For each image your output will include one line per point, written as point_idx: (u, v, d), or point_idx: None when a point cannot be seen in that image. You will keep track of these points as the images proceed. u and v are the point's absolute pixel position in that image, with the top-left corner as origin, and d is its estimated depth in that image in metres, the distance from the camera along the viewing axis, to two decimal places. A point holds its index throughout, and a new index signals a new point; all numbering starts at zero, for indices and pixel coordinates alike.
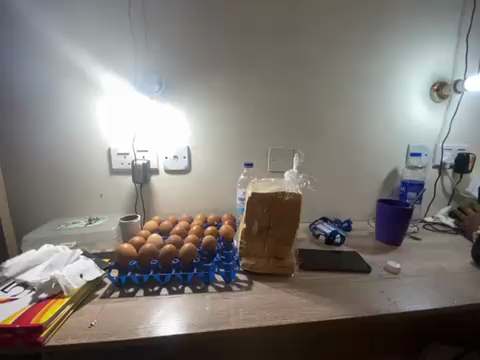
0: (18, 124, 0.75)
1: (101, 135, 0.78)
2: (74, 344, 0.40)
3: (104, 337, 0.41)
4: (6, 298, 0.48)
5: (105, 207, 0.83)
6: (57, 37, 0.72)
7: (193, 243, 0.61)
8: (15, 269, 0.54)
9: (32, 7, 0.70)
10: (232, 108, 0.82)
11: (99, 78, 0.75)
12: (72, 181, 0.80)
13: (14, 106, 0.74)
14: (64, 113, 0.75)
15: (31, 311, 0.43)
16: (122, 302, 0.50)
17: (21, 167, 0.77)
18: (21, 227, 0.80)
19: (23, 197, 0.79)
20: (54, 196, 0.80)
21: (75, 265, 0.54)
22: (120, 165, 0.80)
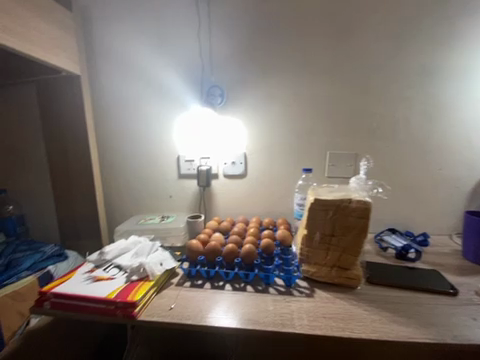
0: (111, 137, 0.93)
1: (172, 145, 0.90)
2: (158, 322, 0.48)
3: (181, 320, 0.48)
4: (107, 276, 0.59)
5: (174, 207, 0.95)
6: (141, 65, 0.87)
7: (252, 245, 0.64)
8: (112, 254, 0.66)
9: (124, 42, 0.87)
10: (288, 114, 0.84)
11: (172, 95, 0.87)
12: (148, 183, 0.94)
13: (110, 123, 0.92)
14: (145, 126, 0.90)
15: (126, 290, 0.53)
16: (194, 292, 0.56)
17: (112, 172, 0.95)
18: (112, 220, 0.99)
19: (113, 196, 0.97)
20: (135, 196, 0.96)
21: (156, 255, 0.63)
22: (187, 170, 0.91)
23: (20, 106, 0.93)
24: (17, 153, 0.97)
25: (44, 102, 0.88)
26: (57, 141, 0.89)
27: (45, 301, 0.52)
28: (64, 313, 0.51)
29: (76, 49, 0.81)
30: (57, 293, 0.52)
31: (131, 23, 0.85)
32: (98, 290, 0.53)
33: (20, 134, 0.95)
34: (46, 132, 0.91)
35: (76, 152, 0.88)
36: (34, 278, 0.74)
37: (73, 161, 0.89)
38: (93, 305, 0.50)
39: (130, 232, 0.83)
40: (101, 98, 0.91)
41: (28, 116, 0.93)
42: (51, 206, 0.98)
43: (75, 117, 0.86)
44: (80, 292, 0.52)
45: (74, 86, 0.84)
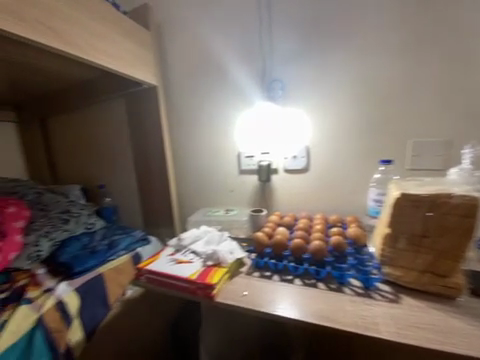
0: (181, 138, 1.04)
1: (233, 141, 0.94)
2: (234, 305, 0.52)
3: (256, 307, 0.50)
4: (186, 259, 0.67)
5: (236, 201, 0.99)
6: (205, 68, 0.94)
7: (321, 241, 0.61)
8: (188, 241, 0.74)
9: (190, 49, 0.95)
10: (357, 102, 0.77)
11: (233, 94, 0.91)
12: (212, 178, 1.02)
13: (179, 125, 1.03)
14: (209, 126, 0.97)
15: (204, 273, 0.59)
16: (264, 282, 0.58)
17: (182, 168, 1.07)
18: (182, 212, 1.12)
19: (183, 190, 1.09)
20: (201, 190, 1.05)
21: (226, 244, 0.68)
22: (247, 165, 0.93)
23: (112, 116, 1.13)
24: (111, 155, 1.19)
25: (130, 112, 1.05)
26: (139, 144, 1.06)
27: (141, 276, 0.64)
28: (156, 287, 0.60)
29: (153, 62, 0.93)
30: (149, 270, 0.62)
31: (196, 31, 0.93)
32: (180, 271, 0.61)
33: (113, 139, 1.16)
34: (131, 136, 1.09)
35: (154, 152, 1.03)
36: (128, 257, 0.88)
37: (152, 160, 1.05)
38: (178, 284, 0.58)
39: (201, 222, 0.92)
40: (172, 103, 1.03)
41: (118, 124, 1.12)
42: (135, 198, 1.18)
43: (153, 122, 1.00)
44: (167, 271, 0.61)
45: (152, 95, 0.98)
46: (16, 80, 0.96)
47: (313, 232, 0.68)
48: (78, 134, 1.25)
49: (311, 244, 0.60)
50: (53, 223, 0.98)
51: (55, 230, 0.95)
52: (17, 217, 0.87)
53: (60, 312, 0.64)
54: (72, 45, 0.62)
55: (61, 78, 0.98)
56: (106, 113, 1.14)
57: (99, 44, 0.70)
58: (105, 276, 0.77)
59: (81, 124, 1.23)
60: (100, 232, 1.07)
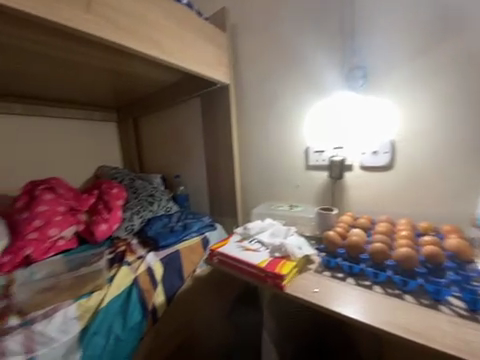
0: (248, 133, 1.08)
1: (302, 135, 0.92)
2: (305, 300, 0.51)
3: (328, 305, 0.48)
4: (253, 248, 0.70)
5: (300, 197, 0.97)
6: (277, 62, 0.94)
7: (409, 248, 0.54)
8: (254, 230, 0.77)
9: (264, 45, 0.97)
10: (467, 87, 0.64)
11: (305, 87, 0.89)
12: (277, 173, 1.02)
13: (248, 120, 1.07)
14: (278, 120, 0.98)
15: (272, 263, 0.60)
16: (336, 283, 0.55)
17: (248, 162, 1.11)
18: (244, 204, 1.17)
19: (247, 183, 1.13)
20: (265, 184, 1.07)
21: (293, 239, 0.67)
22: (316, 161, 0.90)
23: (189, 114, 1.27)
24: (186, 149, 1.34)
25: (204, 109, 1.16)
26: (211, 138, 1.16)
27: (214, 257, 0.70)
28: (226, 269, 0.65)
29: (227, 62, 1.00)
30: (221, 252, 0.68)
31: (270, 28, 0.94)
32: (249, 257, 0.64)
33: (188, 135, 1.31)
34: (203, 132, 1.20)
35: (224, 146, 1.11)
36: (198, 239, 0.99)
37: (221, 153, 1.13)
38: (249, 270, 0.61)
39: (266, 215, 0.93)
40: (242, 100, 1.08)
41: (193, 120, 1.25)
42: (204, 188, 1.29)
43: (224, 118, 1.08)
44: (237, 256, 0.65)
45: (225, 93, 1.05)
46: (122, 87, 1.19)
47: (396, 238, 0.60)
48: (161, 130, 1.46)
49: (396, 250, 0.53)
50: (142, 205, 1.20)
51: (143, 211, 1.18)
52: (118, 196, 1.16)
53: (149, 276, 0.77)
54: (166, 52, 0.73)
55: (152, 83, 1.17)
56: (184, 112, 1.29)
57: (186, 50, 0.80)
58: (181, 253, 0.89)
59: (164, 122, 1.43)
60: (176, 215, 1.23)
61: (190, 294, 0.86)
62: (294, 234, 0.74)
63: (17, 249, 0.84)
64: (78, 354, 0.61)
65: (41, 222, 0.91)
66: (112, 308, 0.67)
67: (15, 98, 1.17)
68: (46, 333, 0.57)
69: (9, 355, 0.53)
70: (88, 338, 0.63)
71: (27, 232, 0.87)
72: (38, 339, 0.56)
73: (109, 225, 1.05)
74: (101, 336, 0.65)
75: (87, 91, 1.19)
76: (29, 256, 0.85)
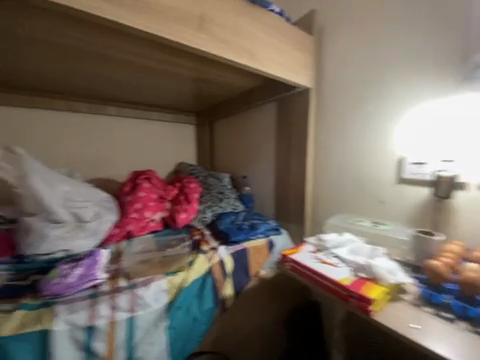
0: (326, 139, 1.03)
1: (396, 144, 0.81)
2: (399, 333, 0.45)
3: (433, 348, 0.41)
4: (331, 262, 0.66)
5: (386, 214, 0.85)
6: (371, 64, 0.87)
7: None
8: (330, 243, 0.72)
9: (356, 46, 0.91)
10: None
11: (405, 90, 0.79)
12: (357, 184, 0.93)
13: (327, 125, 1.03)
14: (364, 126, 0.90)
15: (356, 283, 0.55)
16: (442, 323, 0.47)
17: (322, 170, 1.06)
18: (314, 212, 1.12)
19: (319, 191, 1.08)
20: (341, 195, 0.99)
21: (382, 261, 0.60)
22: (413, 174, 0.77)
23: (263, 117, 1.30)
24: (256, 151, 1.38)
25: (280, 114, 1.17)
26: (284, 142, 1.16)
27: (286, 262, 0.71)
28: (300, 277, 0.65)
29: (311, 65, 0.98)
30: (295, 259, 0.68)
31: (364, 29, 0.88)
32: (328, 271, 0.61)
33: (259, 138, 1.34)
34: (276, 136, 1.21)
35: (298, 150, 1.09)
36: (265, 240, 1.00)
37: (293, 157, 1.11)
38: (327, 283, 0.58)
39: (344, 228, 0.87)
40: (322, 105, 1.04)
41: (267, 124, 1.28)
42: (270, 191, 1.30)
43: (302, 122, 1.06)
44: (312, 266, 0.63)
45: (304, 98, 1.03)
46: (206, 93, 1.34)
47: None
48: (234, 133, 1.55)
49: None
50: (213, 201, 1.31)
51: (214, 206, 1.29)
52: (195, 190, 1.28)
53: (221, 267, 0.84)
54: (257, 60, 0.77)
55: (233, 89, 1.25)
56: (258, 115, 1.33)
57: (274, 56, 0.82)
58: (248, 250, 0.93)
59: (237, 125, 1.52)
60: (242, 214, 1.28)
61: (254, 291, 0.90)
62: (382, 255, 0.65)
63: (123, 224, 1.06)
64: (165, 323, 0.69)
65: (141, 205, 1.13)
66: (191, 288, 0.76)
67: (127, 105, 1.50)
68: (144, 298, 0.67)
69: (119, 310, 0.64)
70: (173, 310, 0.71)
71: (131, 211, 1.10)
72: (139, 302, 0.66)
73: (187, 215, 1.19)
74: (182, 311, 0.73)
75: (179, 97, 1.39)
76: (130, 231, 1.08)
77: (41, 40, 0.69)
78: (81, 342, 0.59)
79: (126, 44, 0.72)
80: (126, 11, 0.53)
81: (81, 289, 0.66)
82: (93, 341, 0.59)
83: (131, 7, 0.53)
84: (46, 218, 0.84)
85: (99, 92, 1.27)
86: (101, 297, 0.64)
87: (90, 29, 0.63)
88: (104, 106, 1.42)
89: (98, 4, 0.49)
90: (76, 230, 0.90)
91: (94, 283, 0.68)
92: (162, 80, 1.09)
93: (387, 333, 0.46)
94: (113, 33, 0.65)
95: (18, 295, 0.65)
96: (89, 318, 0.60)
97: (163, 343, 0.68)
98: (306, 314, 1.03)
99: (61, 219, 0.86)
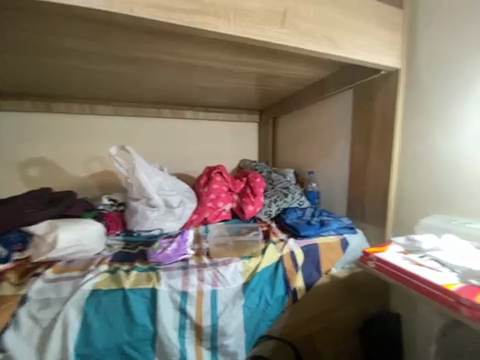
0: (418, 129, 0.91)
1: None
2: None
3: None
4: (427, 265, 0.61)
5: None
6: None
7: None
8: (426, 245, 0.65)
9: (459, 19, 0.78)
10: None
11: None
12: (462, 182, 0.79)
13: (417, 115, 0.91)
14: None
15: (469, 290, 0.51)
16: None
17: (413, 165, 0.93)
18: (398, 209, 0.98)
19: (405, 191, 0.96)
20: (436, 193, 0.86)
21: None
22: None
23: (334, 109, 1.24)
24: (324, 145, 1.32)
25: (356, 102, 1.09)
26: (359, 133, 1.07)
27: (369, 260, 0.69)
28: (388, 278, 0.63)
29: (401, 43, 0.87)
30: (380, 258, 0.66)
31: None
32: (427, 275, 0.57)
33: (329, 131, 1.27)
34: (351, 126, 1.12)
35: (380, 138, 0.98)
36: (337, 239, 0.95)
37: (372, 148, 1.01)
38: (428, 289, 0.55)
39: (444, 230, 0.76)
40: (415, 88, 0.91)
41: (340, 115, 1.20)
42: (341, 187, 1.22)
43: (386, 107, 0.96)
44: (404, 267, 0.61)
45: (391, 81, 0.93)
46: (273, 89, 1.37)
47: None
48: (299, 128, 1.54)
49: None
50: (278, 195, 1.29)
51: (279, 200, 1.27)
52: (260, 184, 1.31)
53: (292, 259, 0.85)
54: (340, 47, 0.75)
55: (303, 81, 1.23)
56: (329, 107, 1.27)
57: (357, 40, 0.78)
58: (320, 246, 0.91)
59: (304, 119, 1.48)
60: (309, 210, 1.24)
61: (327, 287, 0.89)
62: None
63: (201, 211, 1.20)
64: (242, 301, 0.75)
65: (214, 196, 1.25)
66: (264, 275, 0.80)
67: (201, 108, 1.72)
68: (224, 276, 0.76)
69: (205, 282, 0.74)
70: (248, 291, 0.76)
71: (207, 201, 1.23)
72: (220, 278, 0.75)
73: (254, 208, 1.24)
74: (256, 294, 0.77)
75: (248, 95, 1.47)
76: (206, 218, 1.22)
77: (153, 57, 0.90)
78: (178, 304, 0.70)
79: (213, 50, 0.83)
80: (221, 21, 0.61)
81: (175, 260, 0.81)
82: (187, 305, 0.70)
83: (225, 15, 0.61)
84: (146, 203, 1.05)
85: (182, 98, 1.50)
86: (190, 269, 0.77)
87: (189, 41, 0.76)
88: (183, 110, 1.67)
89: (203, 19, 0.59)
90: (166, 214, 1.08)
91: (184, 256, 0.82)
92: (236, 80, 1.19)
93: None
94: (204, 43, 0.77)
95: (133, 259, 0.85)
96: (183, 284, 0.71)
97: (240, 320, 0.74)
98: (385, 324, 0.91)
99: (156, 204, 1.06)
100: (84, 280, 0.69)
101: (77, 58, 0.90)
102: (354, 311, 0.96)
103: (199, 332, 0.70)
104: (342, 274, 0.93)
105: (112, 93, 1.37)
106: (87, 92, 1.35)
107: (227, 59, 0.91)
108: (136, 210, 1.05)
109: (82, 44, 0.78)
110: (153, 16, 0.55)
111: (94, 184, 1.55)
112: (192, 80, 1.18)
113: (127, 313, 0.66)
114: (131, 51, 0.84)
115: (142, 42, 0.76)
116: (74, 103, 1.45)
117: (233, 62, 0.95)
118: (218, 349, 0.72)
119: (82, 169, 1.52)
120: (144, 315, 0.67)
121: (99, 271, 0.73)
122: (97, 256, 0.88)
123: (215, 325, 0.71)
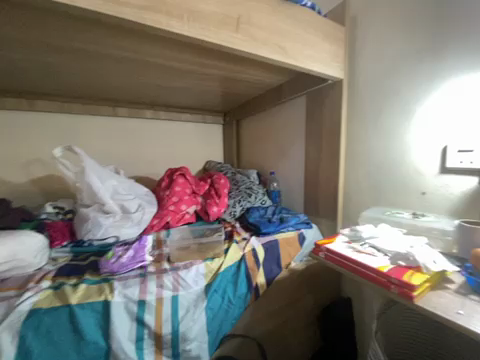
0: (359, 131, 1.03)
1: (430, 135, 0.80)
2: (437, 315, 0.49)
3: (465, 324, 0.45)
4: (368, 251, 0.69)
5: (427, 205, 0.83)
6: (403, 53, 0.86)
7: None
8: (365, 233, 0.75)
9: (387, 37, 0.90)
10: None
11: (455, 69, 0.73)
12: (394, 177, 0.92)
13: (358, 119, 1.03)
14: (407, 115, 0.86)
15: (398, 270, 0.59)
16: (465, 299, 0.52)
17: (356, 164, 1.05)
18: (346, 203, 1.10)
19: (352, 187, 1.07)
20: (375, 188, 0.98)
21: (421, 248, 0.63)
22: (457, 163, 0.73)
23: (291, 112, 1.32)
24: (284, 147, 1.39)
25: (309, 107, 1.18)
26: (312, 135, 1.16)
27: (320, 251, 0.76)
28: (335, 266, 0.70)
29: (343, 55, 0.98)
30: (329, 249, 0.73)
31: (406, 16, 0.84)
32: (367, 260, 0.65)
33: (287, 134, 1.35)
34: (306, 129, 1.21)
35: (329, 140, 1.08)
36: (295, 234, 1.02)
37: (324, 149, 1.11)
38: (365, 271, 0.62)
39: (380, 220, 0.88)
40: (356, 95, 1.03)
41: (296, 119, 1.28)
42: (299, 186, 1.30)
43: (333, 112, 1.06)
44: (348, 255, 0.68)
45: (336, 89, 1.03)
46: (235, 92, 1.40)
47: None
48: (261, 130, 1.59)
49: None
50: (242, 196, 1.32)
51: (243, 200, 1.30)
52: (225, 185, 1.32)
53: (253, 256, 0.88)
54: (291, 56, 0.81)
55: (262, 86, 1.29)
56: (286, 111, 1.35)
57: (306, 51, 0.85)
58: (279, 242, 0.97)
59: (265, 122, 1.54)
60: (271, 208, 1.30)
61: (287, 280, 0.94)
62: (425, 244, 0.68)
63: (162, 215, 1.14)
64: (205, 304, 0.75)
65: (176, 199, 1.20)
66: (226, 274, 0.81)
67: (162, 108, 1.65)
68: (186, 280, 0.74)
69: (165, 288, 0.71)
70: (211, 293, 0.76)
71: (169, 204, 1.18)
72: (181, 282, 0.73)
73: (218, 209, 1.23)
74: (219, 295, 0.78)
75: (210, 97, 1.47)
76: (168, 222, 1.16)
77: (103, 52, 0.83)
78: (134, 314, 0.66)
79: (169, 49, 0.81)
80: (175, 21, 0.60)
81: (132, 269, 0.75)
82: (145, 314, 0.66)
83: (178, 15, 0.60)
84: (99, 208, 0.96)
85: (141, 96, 1.42)
86: (149, 276, 0.73)
87: (143, 38, 0.73)
88: (142, 110, 1.58)
89: (155, 17, 0.58)
90: (122, 220, 1.00)
91: (142, 263, 0.77)
92: (197, 82, 1.18)
93: (425, 314, 0.51)
94: (159, 41, 0.75)
95: (83, 271, 0.77)
96: (141, 293, 0.67)
97: (203, 322, 0.73)
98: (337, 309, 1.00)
99: (111, 210, 0.97)
100: (20, 300, 0.60)
101: (7, 47, 0.78)
102: (312, 300, 1.03)
103: (159, 341, 0.68)
104: (300, 266, 0.99)
105: (56, 88, 1.22)
106: (24, 86, 1.17)
107: (185, 59, 0.90)
108: (87, 217, 0.95)
109: (13, 32, 0.69)
110: (97, 8, 0.51)
111: (37, 191, 1.36)
112: (150, 79, 1.13)
113: (74, 331, 0.60)
114: (75, 43, 0.76)
115: (88, 35, 0.70)
116: (8, 98, 1.24)
117: (192, 63, 0.94)
118: (180, 355, 0.70)
119: (20, 175, 1.32)
120: (95, 331, 0.62)
121: (41, 289, 0.65)
122: (37, 272, 0.77)
123: (176, 331, 0.69)
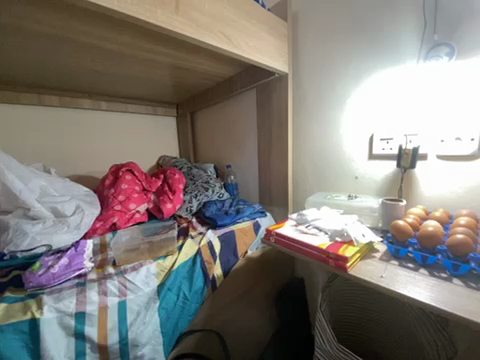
0: (304, 123, 1.10)
1: (360, 125, 0.91)
2: (366, 280, 0.56)
3: (385, 285, 0.54)
4: (311, 232, 0.76)
5: (360, 188, 0.95)
6: (336, 51, 0.95)
7: (469, 237, 0.56)
8: (310, 216, 0.81)
9: (324, 35, 0.98)
10: None
11: (376, 68, 0.84)
12: (334, 165, 1.02)
13: (302, 112, 1.10)
14: (341, 108, 0.96)
15: (335, 246, 0.66)
16: (387, 264, 0.62)
17: (302, 154, 1.12)
18: (296, 191, 1.18)
19: (300, 175, 1.15)
20: (319, 175, 1.07)
21: (354, 225, 0.72)
22: (381, 150, 0.86)
23: (243, 105, 1.33)
24: (238, 140, 1.40)
25: (259, 100, 1.20)
26: (263, 127, 1.20)
27: (271, 236, 0.80)
28: (284, 248, 0.74)
29: (287, 50, 1.02)
30: (278, 233, 0.78)
31: (339, 17, 0.92)
32: (310, 240, 0.71)
33: (241, 127, 1.36)
34: (257, 122, 1.24)
35: (278, 132, 1.13)
36: (250, 223, 1.05)
37: (274, 141, 1.16)
38: (309, 251, 0.68)
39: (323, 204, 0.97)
40: (299, 89, 1.09)
41: (248, 112, 1.30)
42: (254, 177, 1.34)
43: (280, 105, 1.10)
44: (295, 237, 0.73)
45: (282, 83, 1.08)
46: (185, 83, 1.33)
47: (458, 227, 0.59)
48: (215, 123, 1.57)
49: (450, 234, 0.58)
50: (199, 190, 1.29)
51: (200, 195, 1.27)
52: (180, 180, 1.26)
53: (209, 249, 0.87)
54: (237, 47, 0.80)
55: (213, 77, 1.26)
56: (239, 103, 1.35)
57: (252, 43, 0.86)
58: (235, 233, 0.98)
59: (219, 114, 1.52)
60: (228, 201, 1.30)
61: (244, 269, 0.96)
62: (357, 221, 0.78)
63: (107, 216, 1.02)
64: (157, 304, 0.71)
65: (124, 197, 1.09)
66: (181, 271, 0.78)
67: (103, 98, 1.47)
68: (134, 282, 0.68)
69: (109, 295, 0.64)
70: (164, 292, 0.72)
71: (114, 203, 1.07)
72: (129, 286, 0.67)
73: (173, 205, 1.17)
74: (173, 293, 0.75)
75: (159, 86, 1.37)
76: (115, 224, 1.04)
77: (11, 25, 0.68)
78: (71, 329, 0.58)
79: (100, 28, 0.71)
80: None
81: (68, 279, 0.66)
82: (85, 326, 0.59)
83: None
84: (24, 215, 0.81)
85: (75, 83, 1.23)
86: (89, 284, 0.64)
87: (64, 11, 0.62)
88: (78, 99, 1.37)
89: None
90: (56, 226, 0.85)
91: (81, 271, 0.68)
92: (140, 69, 1.07)
93: (356, 281, 0.58)
94: (86, 17, 0.65)
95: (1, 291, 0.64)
96: (79, 304, 0.59)
97: (156, 324, 0.70)
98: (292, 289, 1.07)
99: (40, 215, 0.82)
100: None
101: None
102: (268, 285, 1.07)
103: (105, 353, 0.62)
104: (256, 254, 1.03)
105: None
106: None
107: (122, 41, 0.81)
108: (7, 225, 0.77)
109: None
110: None
111: None
112: (82, 63, 0.97)
113: None
114: None
115: None
116: None
117: (132, 47, 0.85)
118: None
119: None
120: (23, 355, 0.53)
121: None
122: None
123: (125, 339, 0.64)
